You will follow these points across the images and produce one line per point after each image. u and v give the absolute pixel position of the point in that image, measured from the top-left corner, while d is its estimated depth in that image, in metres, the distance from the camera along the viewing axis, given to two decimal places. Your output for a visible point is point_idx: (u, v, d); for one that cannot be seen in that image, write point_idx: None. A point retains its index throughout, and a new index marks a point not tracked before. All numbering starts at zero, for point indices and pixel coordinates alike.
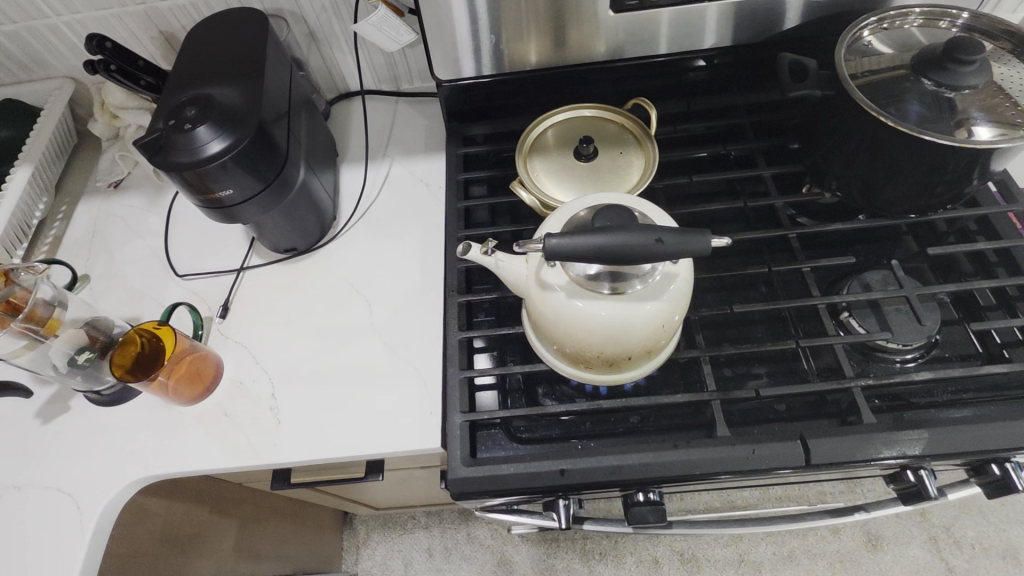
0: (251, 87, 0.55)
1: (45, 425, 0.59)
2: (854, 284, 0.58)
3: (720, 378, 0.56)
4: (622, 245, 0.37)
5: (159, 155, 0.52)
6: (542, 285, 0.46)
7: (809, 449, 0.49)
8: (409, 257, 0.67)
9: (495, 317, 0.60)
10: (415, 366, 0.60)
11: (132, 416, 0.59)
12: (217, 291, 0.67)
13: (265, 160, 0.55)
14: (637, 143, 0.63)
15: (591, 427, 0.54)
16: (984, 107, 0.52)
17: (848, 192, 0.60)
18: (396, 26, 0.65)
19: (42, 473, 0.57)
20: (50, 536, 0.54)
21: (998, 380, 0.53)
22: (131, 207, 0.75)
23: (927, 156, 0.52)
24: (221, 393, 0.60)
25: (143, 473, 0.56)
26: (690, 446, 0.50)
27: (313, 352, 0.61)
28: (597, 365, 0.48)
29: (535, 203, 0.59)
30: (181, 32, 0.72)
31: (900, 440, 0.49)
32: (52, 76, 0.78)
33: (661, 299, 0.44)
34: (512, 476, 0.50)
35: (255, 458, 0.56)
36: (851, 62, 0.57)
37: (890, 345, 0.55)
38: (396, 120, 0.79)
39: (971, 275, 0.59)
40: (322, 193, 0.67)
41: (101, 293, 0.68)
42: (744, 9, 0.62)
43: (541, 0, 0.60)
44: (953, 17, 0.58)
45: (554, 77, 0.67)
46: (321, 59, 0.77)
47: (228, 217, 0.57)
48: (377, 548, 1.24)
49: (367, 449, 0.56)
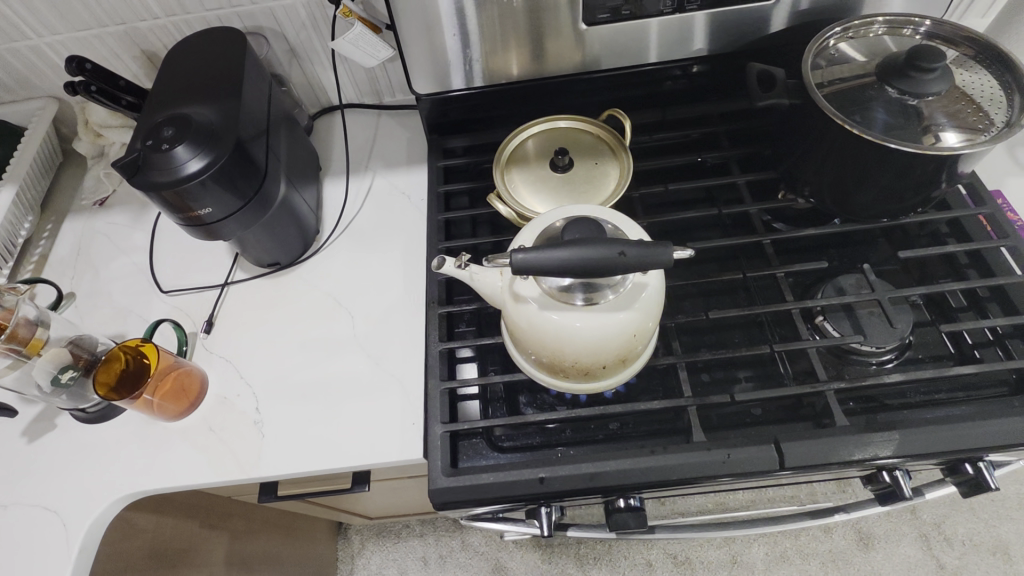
0: (230, 105, 0.56)
1: (31, 444, 0.60)
2: (828, 288, 0.59)
3: (697, 383, 0.56)
4: (587, 258, 0.38)
5: (138, 175, 0.52)
6: (516, 297, 0.47)
7: (784, 452, 0.50)
8: (392, 269, 0.68)
9: (477, 327, 0.61)
10: (398, 377, 0.60)
11: (117, 433, 0.60)
12: (202, 306, 0.67)
13: (244, 177, 0.55)
14: (613, 153, 0.64)
15: (571, 435, 0.55)
16: (948, 113, 0.53)
17: (820, 197, 0.61)
18: (374, 42, 0.66)
19: (28, 491, 0.57)
20: (37, 554, 0.54)
21: (970, 380, 0.54)
22: (116, 225, 0.76)
23: (894, 162, 0.53)
24: (206, 408, 0.60)
25: (129, 490, 0.56)
26: (667, 452, 0.51)
27: (297, 365, 0.62)
28: (573, 374, 0.49)
29: (512, 215, 0.60)
30: (163, 51, 0.73)
31: (873, 442, 0.50)
32: (35, 96, 0.78)
33: (632, 308, 0.45)
34: (492, 485, 0.51)
35: (240, 472, 0.57)
36: (819, 71, 0.58)
37: (864, 348, 0.56)
38: (378, 133, 0.80)
39: (944, 277, 0.60)
40: (305, 207, 0.68)
41: (86, 311, 0.68)
42: (715, 20, 0.63)
43: (515, 15, 0.61)
44: (916, 25, 0.59)
45: (531, 89, 0.68)
46: (302, 75, 0.78)
47: (210, 234, 0.58)
48: (371, 557, 1.24)
49: (350, 460, 0.56)
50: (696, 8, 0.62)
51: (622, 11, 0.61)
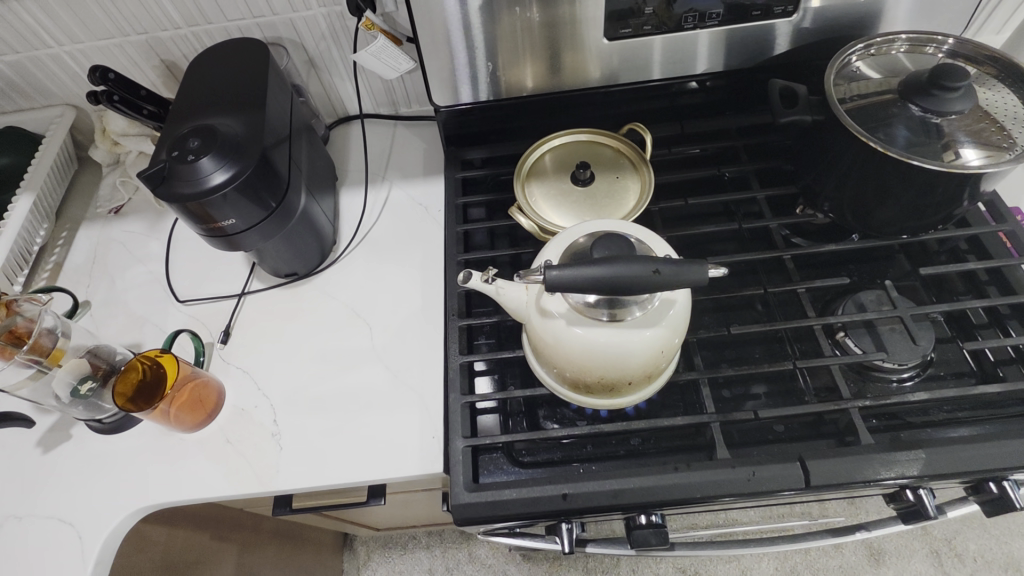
0: (254, 117, 0.56)
1: (46, 454, 0.59)
2: (849, 304, 0.59)
3: (719, 399, 0.56)
4: (620, 276, 0.38)
5: (163, 186, 0.52)
6: (542, 312, 0.46)
7: (809, 470, 0.49)
8: (410, 280, 0.68)
9: (495, 340, 0.61)
10: (417, 390, 0.60)
11: (133, 444, 0.59)
12: (218, 316, 0.67)
13: (267, 188, 0.55)
14: (632, 166, 0.64)
15: (592, 450, 0.54)
16: (970, 131, 0.53)
17: (840, 213, 0.61)
18: (395, 54, 0.66)
19: (43, 502, 0.57)
20: (51, 567, 0.54)
21: (993, 399, 0.54)
22: (132, 233, 0.76)
23: (916, 179, 0.53)
24: (223, 420, 0.60)
25: (145, 502, 0.56)
26: (690, 469, 0.50)
27: (314, 377, 0.62)
28: (597, 389, 0.49)
29: (534, 228, 0.60)
30: (182, 60, 0.73)
31: (898, 461, 0.49)
32: (53, 104, 0.78)
33: (660, 324, 0.45)
34: (514, 501, 0.51)
35: (257, 485, 0.56)
36: (840, 87, 0.58)
37: (886, 365, 0.55)
38: (394, 144, 0.80)
39: (964, 294, 0.60)
40: (323, 218, 0.68)
41: (102, 319, 0.68)
42: (736, 36, 0.63)
43: (537, 30, 0.61)
44: (938, 43, 0.59)
45: (550, 102, 0.69)
46: (320, 85, 0.78)
47: (231, 245, 0.57)
48: (377, 569, 1.23)
49: (369, 474, 0.56)
50: (716, 24, 0.62)
51: (642, 27, 0.61)
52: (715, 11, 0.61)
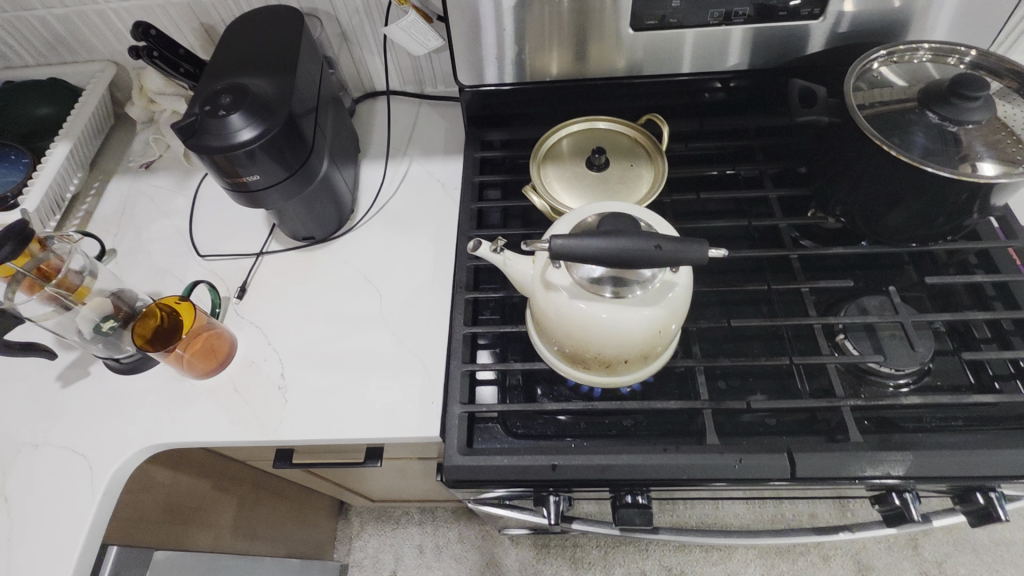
0: (284, 80, 0.58)
1: (64, 388, 0.62)
2: (852, 307, 0.59)
3: (714, 389, 0.57)
4: (623, 250, 0.39)
5: (193, 138, 0.54)
6: (546, 285, 0.48)
7: (795, 462, 0.50)
8: (421, 252, 0.70)
9: (500, 315, 0.62)
10: (420, 357, 0.62)
11: (147, 385, 0.62)
12: (236, 273, 0.70)
13: (291, 149, 0.57)
14: (648, 156, 0.65)
15: (586, 427, 0.56)
16: (987, 143, 0.54)
17: (851, 217, 0.62)
18: (425, 31, 0.68)
19: (59, 433, 0.60)
20: (63, 493, 0.57)
21: (988, 410, 0.54)
22: (160, 188, 0.78)
23: (928, 187, 0.54)
24: (233, 370, 0.62)
25: (153, 441, 0.58)
26: (679, 452, 0.51)
27: (323, 336, 0.64)
28: (594, 365, 0.50)
29: (545, 208, 0.61)
30: (220, 25, 0.76)
31: (885, 460, 0.50)
32: (95, 60, 0.82)
33: (659, 305, 0.46)
34: (505, 467, 0.52)
35: (260, 433, 0.58)
36: (861, 92, 0.58)
37: (883, 369, 0.56)
38: (418, 121, 0.82)
39: (969, 307, 0.61)
40: (342, 185, 0.70)
41: (127, 267, 0.71)
42: (761, 36, 0.64)
43: (565, 16, 0.62)
44: (961, 54, 0.60)
45: (572, 89, 0.70)
46: (350, 59, 0.80)
47: (253, 202, 0.60)
48: (368, 540, 1.25)
49: (368, 432, 0.58)
50: (742, 22, 0.63)
51: (669, 20, 0.62)
52: (743, 9, 0.61)
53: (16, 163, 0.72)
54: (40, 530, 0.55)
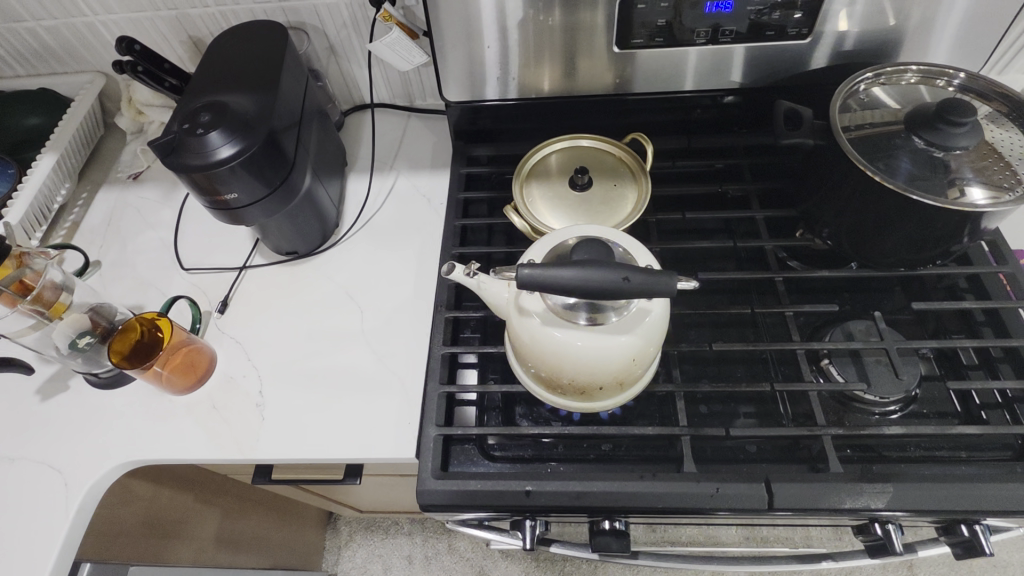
0: (266, 97, 0.58)
1: (43, 402, 0.62)
2: (837, 332, 0.59)
3: (695, 414, 0.56)
4: (593, 281, 0.38)
5: (172, 156, 0.54)
6: (521, 310, 0.47)
7: (773, 492, 0.49)
8: (405, 268, 0.69)
9: (481, 334, 0.62)
10: (399, 375, 0.61)
11: (125, 401, 0.61)
12: (219, 286, 0.69)
13: (271, 167, 0.57)
14: (633, 175, 0.65)
15: (563, 451, 0.55)
16: (975, 168, 0.53)
17: (838, 240, 0.61)
18: (410, 47, 0.68)
19: (36, 447, 0.59)
20: (37, 509, 0.56)
21: (974, 441, 0.53)
22: (147, 200, 0.78)
23: (914, 212, 0.53)
24: (212, 386, 0.62)
25: (130, 457, 0.58)
26: (656, 479, 0.51)
27: (303, 353, 0.63)
28: (570, 391, 0.50)
29: (527, 228, 0.60)
30: (209, 37, 0.76)
31: (866, 492, 0.49)
32: (85, 70, 0.82)
33: (634, 332, 0.45)
34: (479, 492, 0.52)
35: (237, 452, 0.58)
36: (847, 114, 0.58)
37: (868, 396, 0.55)
38: (406, 135, 0.82)
39: (957, 333, 0.60)
40: (327, 200, 0.70)
41: (110, 280, 0.71)
42: (749, 55, 0.63)
43: (550, 34, 0.62)
44: (950, 77, 0.59)
45: (559, 106, 0.69)
46: (339, 72, 0.80)
47: (234, 219, 0.59)
48: (357, 550, 1.25)
49: (345, 452, 0.57)
50: (730, 41, 0.62)
51: (655, 38, 0.62)
52: (731, 28, 0.61)
53: (3, 174, 0.72)
54: (13, 546, 0.55)
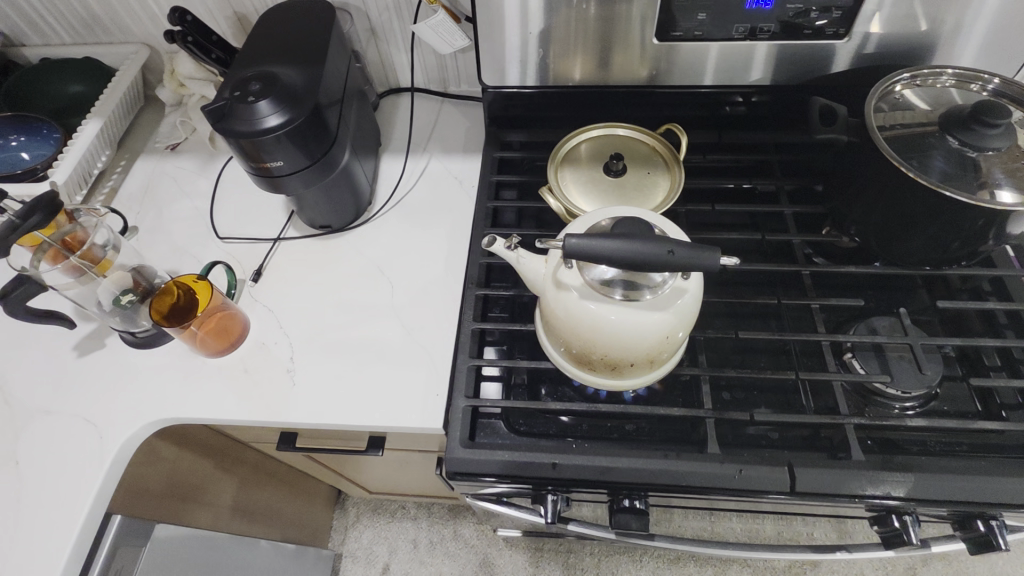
0: (313, 70, 0.60)
1: (80, 358, 0.64)
2: (861, 327, 0.59)
3: (718, 399, 0.57)
4: (636, 253, 0.39)
5: (221, 121, 0.56)
6: (558, 285, 0.48)
7: (795, 476, 0.51)
8: (435, 247, 0.70)
9: (509, 313, 0.63)
10: (428, 349, 0.62)
11: (160, 361, 0.63)
12: (253, 256, 0.71)
13: (315, 138, 0.59)
14: (665, 165, 0.66)
15: (587, 429, 0.56)
16: (1006, 170, 0.54)
17: (866, 238, 0.62)
18: (452, 30, 0.69)
19: (72, 401, 0.61)
20: (72, 459, 0.58)
21: (993, 438, 0.54)
22: (184, 170, 0.80)
23: (946, 210, 0.54)
24: (244, 351, 0.63)
25: (163, 414, 0.60)
26: (680, 458, 0.52)
27: (333, 324, 0.65)
28: (600, 367, 0.51)
29: (560, 210, 0.62)
30: (253, 14, 0.78)
31: (885, 480, 0.50)
32: (129, 42, 0.84)
33: (668, 310, 0.47)
34: (505, 462, 0.53)
35: (267, 414, 0.59)
36: (882, 113, 0.59)
37: (890, 390, 0.56)
38: (439, 119, 0.83)
39: (979, 333, 0.60)
40: (361, 177, 0.71)
41: (147, 245, 0.72)
42: (786, 52, 0.64)
43: (591, 23, 0.63)
44: (985, 81, 0.60)
45: (594, 96, 0.71)
46: (377, 54, 0.82)
47: (275, 187, 0.61)
48: (363, 531, 1.26)
49: (372, 420, 0.58)
50: (768, 38, 0.63)
51: (694, 32, 0.63)
52: (768, 25, 0.62)
53: (48, 138, 0.74)
54: (48, 493, 0.56)
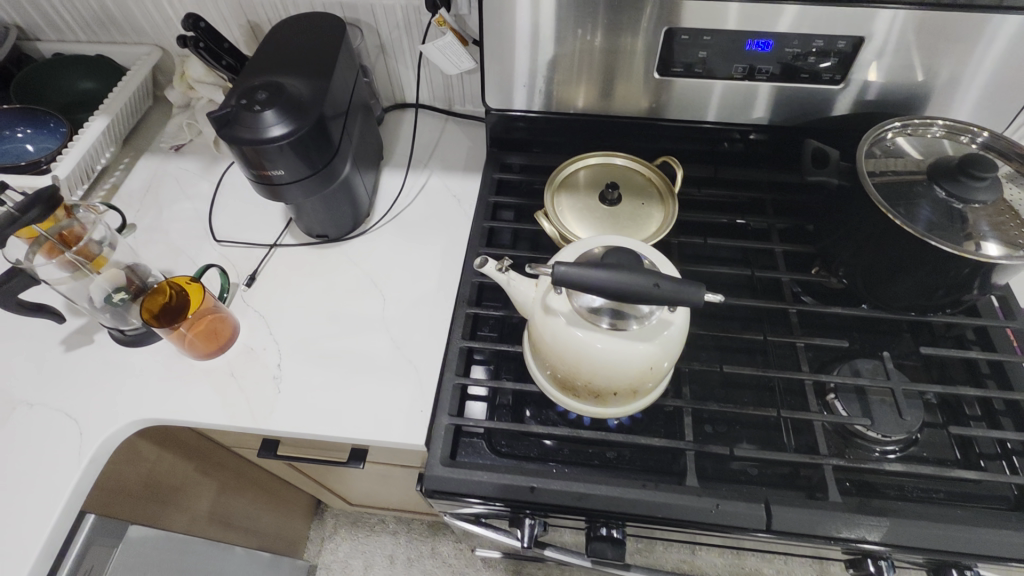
0: (320, 83, 0.61)
1: (67, 353, 0.64)
2: (845, 368, 0.60)
3: (700, 432, 0.57)
4: (623, 284, 0.40)
5: (226, 128, 0.57)
6: (546, 309, 0.49)
7: (772, 514, 0.51)
8: (429, 262, 0.71)
9: (498, 333, 0.63)
10: (415, 364, 0.63)
11: (147, 360, 0.63)
12: (248, 261, 0.71)
13: (317, 149, 0.60)
14: (660, 197, 0.67)
15: (568, 454, 0.56)
16: (992, 223, 0.55)
17: (853, 279, 0.63)
18: (459, 53, 0.71)
19: (56, 395, 0.61)
20: (51, 455, 0.57)
21: (971, 487, 0.54)
22: (187, 171, 0.81)
23: (931, 258, 0.55)
24: (232, 354, 0.63)
25: (146, 415, 0.59)
26: (658, 489, 0.52)
27: (323, 333, 0.65)
28: (584, 394, 0.51)
29: (555, 234, 0.62)
30: (266, 24, 0.79)
31: (862, 524, 0.50)
32: (143, 43, 0.85)
33: (653, 341, 0.47)
34: (484, 483, 0.53)
35: (250, 420, 0.59)
36: (873, 159, 0.60)
37: (870, 433, 0.56)
38: (442, 137, 0.85)
39: (961, 381, 0.61)
40: (361, 189, 0.72)
41: (144, 243, 0.73)
42: (782, 95, 0.66)
43: (594, 55, 0.65)
44: (974, 134, 0.61)
45: (594, 124, 0.72)
46: (385, 70, 0.84)
47: (275, 195, 0.62)
48: (340, 544, 1.24)
49: (355, 432, 0.58)
50: (765, 80, 0.65)
51: (694, 69, 0.65)
52: (766, 67, 0.63)
53: (55, 132, 0.75)
54: (23, 488, 0.56)
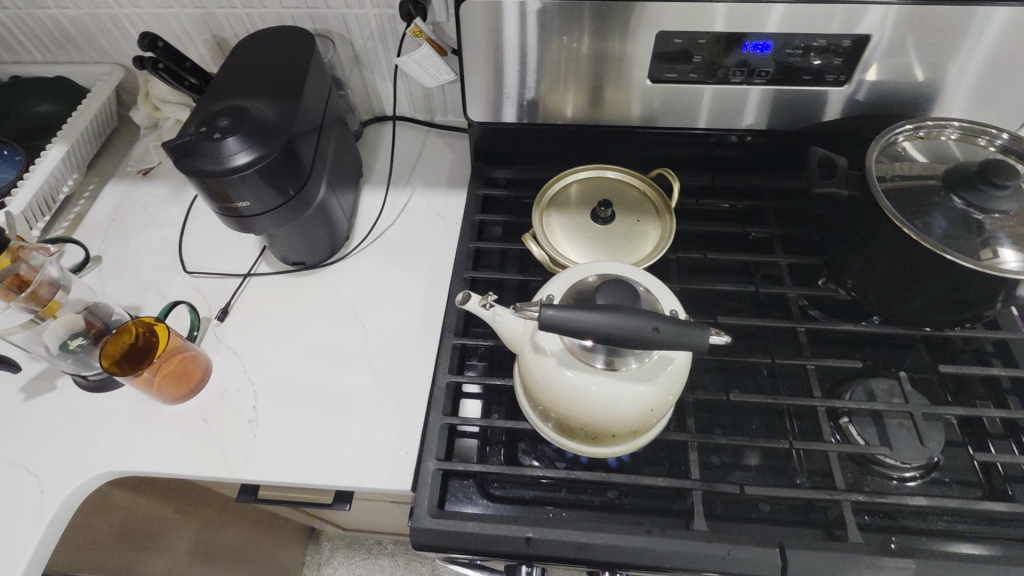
0: (287, 104, 0.57)
1: (27, 401, 0.60)
2: (858, 390, 0.56)
3: (706, 464, 0.54)
4: (620, 329, 0.36)
5: (185, 158, 0.52)
6: (536, 347, 0.45)
7: (788, 559, 0.47)
8: (413, 288, 0.67)
9: (487, 363, 0.60)
10: (400, 401, 0.59)
11: (113, 407, 0.59)
12: (221, 293, 0.67)
13: (287, 175, 0.55)
14: (656, 212, 0.63)
15: (566, 496, 0.52)
16: (1013, 233, 0.51)
17: (863, 293, 0.59)
18: (438, 63, 0.66)
19: (15, 448, 0.57)
20: (8, 516, 0.53)
21: (998, 517, 0.50)
22: (155, 197, 0.77)
23: (951, 274, 0.51)
24: (204, 397, 0.59)
25: (111, 468, 0.55)
26: (664, 536, 0.48)
27: (301, 370, 0.61)
28: (581, 436, 0.47)
29: (544, 257, 0.59)
30: (232, 38, 0.75)
31: (886, 567, 0.46)
32: (104, 61, 0.81)
33: (654, 380, 0.43)
34: (475, 535, 0.49)
35: (224, 469, 0.55)
36: (882, 164, 0.56)
37: (888, 461, 0.52)
38: (424, 150, 0.80)
39: (982, 399, 0.57)
40: (339, 212, 0.68)
41: (109, 277, 0.69)
42: (783, 98, 0.61)
43: (582, 62, 0.60)
44: (992, 136, 0.57)
45: (583, 134, 0.68)
46: (361, 81, 0.79)
47: (243, 227, 0.57)
48: (337, 568, 1.21)
49: (337, 480, 0.54)
50: (763, 82, 0.60)
51: (688, 74, 0.60)
52: (765, 69, 0.59)
53: (9, 160, 0.70)
54: None
